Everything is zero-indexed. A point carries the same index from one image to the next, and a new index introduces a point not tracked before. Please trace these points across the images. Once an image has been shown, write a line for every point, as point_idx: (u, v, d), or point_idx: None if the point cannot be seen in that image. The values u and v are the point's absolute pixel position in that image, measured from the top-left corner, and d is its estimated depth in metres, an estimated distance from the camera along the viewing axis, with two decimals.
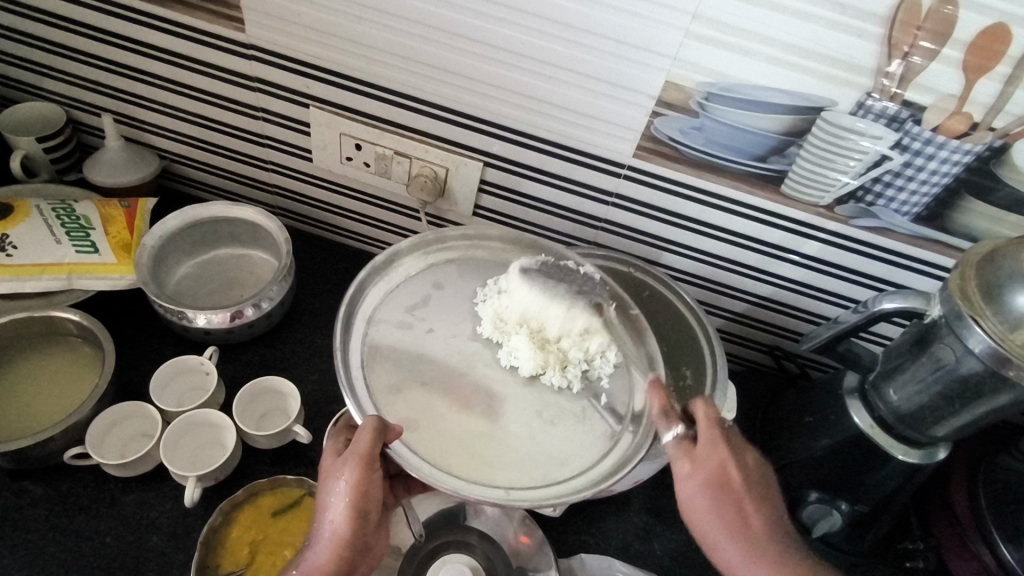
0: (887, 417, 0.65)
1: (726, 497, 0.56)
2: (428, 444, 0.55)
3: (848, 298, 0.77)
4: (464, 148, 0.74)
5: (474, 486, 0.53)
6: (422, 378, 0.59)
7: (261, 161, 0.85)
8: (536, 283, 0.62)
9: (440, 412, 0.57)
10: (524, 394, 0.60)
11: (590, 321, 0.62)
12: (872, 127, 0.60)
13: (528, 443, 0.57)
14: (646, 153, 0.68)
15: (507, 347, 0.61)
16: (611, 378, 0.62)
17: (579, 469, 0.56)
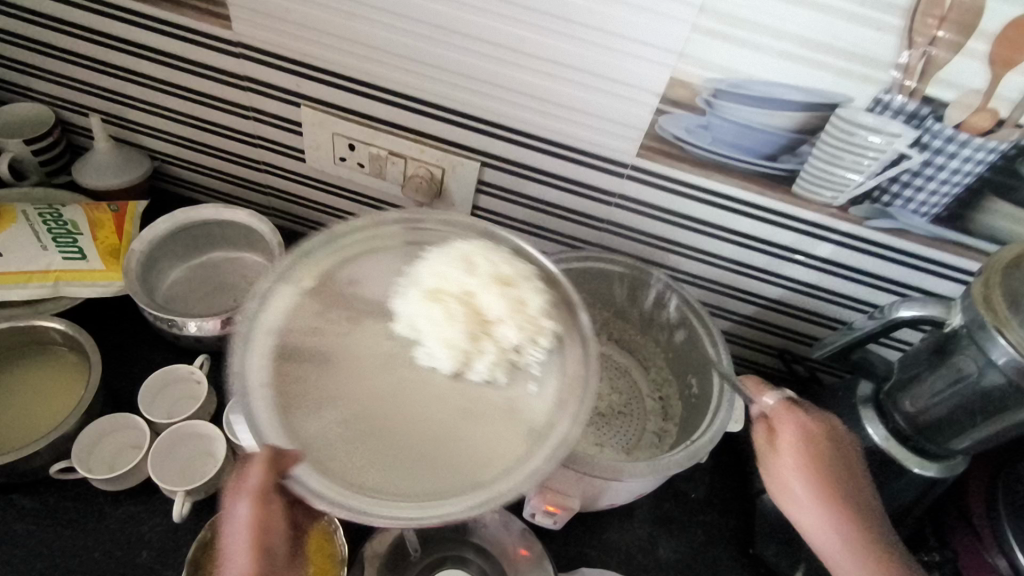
0: (904, 428, 0.61)
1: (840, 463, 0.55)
2: (332, 456, 0.47)
3: (862, 302, 0.74)
4: (461, 148, 0.71)
5: (381, 502, 0.45)
6: (331, 389, 0.50)
7: (254, 162, 0.82)
8: (445, 275, 0.56)
9: (350, 422, 0.49)
10: (447, 395, 0.52)
11: (509, 310, 0.54)
12: (889, 124, 0.56)
13: (449, 445, 0.49)
14: (650, 152, 0.65)
15: (424, 346, 0.53)
16: (544, 363, 0.54)
17: (507, 472, 0.48)
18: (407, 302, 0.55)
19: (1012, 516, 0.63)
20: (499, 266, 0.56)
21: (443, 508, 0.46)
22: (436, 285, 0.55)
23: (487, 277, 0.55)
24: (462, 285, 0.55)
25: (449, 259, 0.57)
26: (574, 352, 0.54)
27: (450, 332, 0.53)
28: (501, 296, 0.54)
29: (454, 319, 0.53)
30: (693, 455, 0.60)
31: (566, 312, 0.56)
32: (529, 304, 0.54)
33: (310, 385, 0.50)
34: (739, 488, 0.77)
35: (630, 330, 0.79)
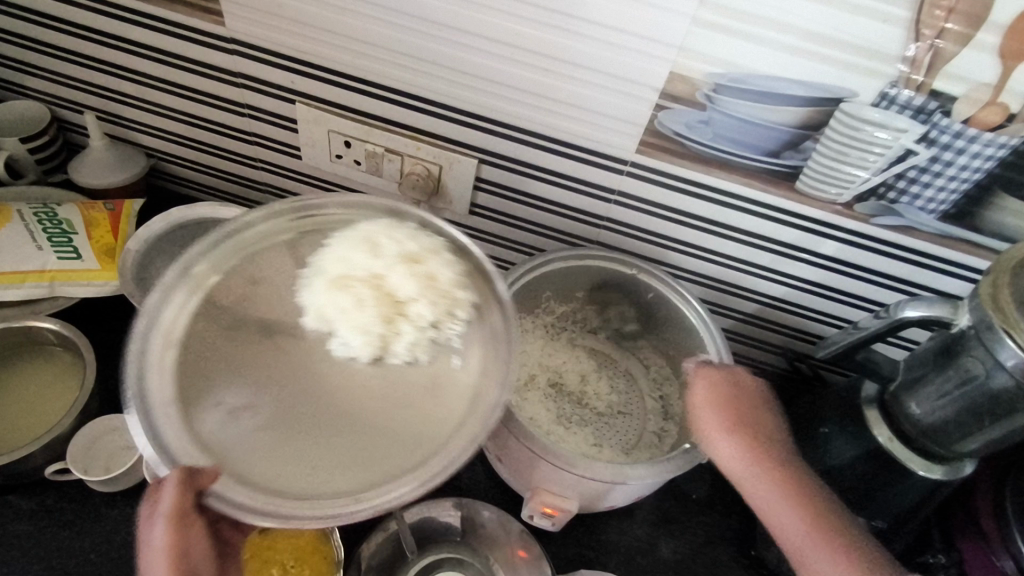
0: (910, 430, 0.60)
1: (742, 415, 0.59)
2: (248, 456, 0.46)
3: (868, 300, 0.72)
4: (458, 144, 0.70)
5: (311, 500, 0.45)
6: (242, 395, 0.49)
7: (251, 159, 0.81)
8: (348, 261, 0.54)
9: (266, 421, 0.48)
10: (367, 379, 0.51)
11: (419, 287, 0.53)
12: (895, 119, 0.55)
13: (369, 428, 0.49)
14: (650, 149, 0.63)
15: (338, 335, 0.52)
16: (466, 336, 0.54)
17: (429, 455, 0.48)
18: (313, 291, 0.53)
19: (1019, 517, 0.62)
20: (402, 243, 0.55)
21: (370, 498, 0.46)
22: (340, 271, 0.54)
23: (392, 256, 0.54)
24: (367, 269, 0.54)
25: (351, 242, 0.55)
26: (488, 322, 0.55)
27: (363, 319, 0.52)
28: (408, 272, 0.53)
29: (363, 304, 0.52)
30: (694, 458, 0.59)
31: (477, 282, 0.56)
32: (439, 279, 0.54)
33: (221, 397, 0.48)
34: None
35: (628, 327, 0.78)
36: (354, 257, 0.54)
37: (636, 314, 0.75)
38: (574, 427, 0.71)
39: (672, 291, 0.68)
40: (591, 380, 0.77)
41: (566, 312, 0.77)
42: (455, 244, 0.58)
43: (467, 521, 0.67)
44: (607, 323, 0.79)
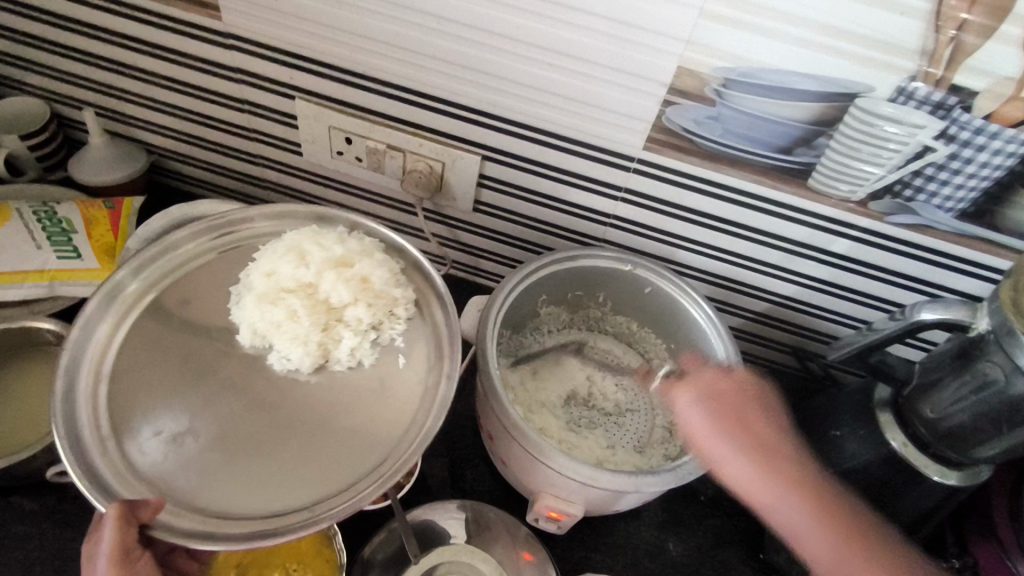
0: (924, 435, 0.59)
1: (730, 417, 0.56)
2: (195, 475, 0.48)
3: (883, 299, 0.70)
4: (460, 141, 0.69)
5: (265, 520, 0.47)
6: (183, 417, 0.50)
7: (251, 155, 0.80)
8: (277, 272, 0.56)
9: (208, 441, 0.49)
10: (313, 390, 0.54)
11: (352, 290, 0.56)
12: (913, 115, 0.53)
13: (318, 435, 0.51)
14: (658, 145, 0.62)
15: (276, 349, 0.54)
16: (407, 336, 0.58)
17: (374, 465, 0.50)
18: (242, 309, 0.55)
19: None
20: (330, 249, 0.58)
21: (318, 510, 0.48)
22: (269, 284, 0.56)
23: (320, 263, 0.57)
24: (296, 278, 0.56)
25: (276, 252, 0.58)
26: (425, 321, 0.59)
27: (299, 329, 0.54)
28: (337, 276, 0.56)
29: (297, 316, 0.55)
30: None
31: (406, 280, 0.60)
32: (372, 281, 0.57)
33: (161, 424, 0.49)
34: None
35: (627, 321, 0.76)
36: (283, 268, 0.56)
37: (638, 308, 0.74)
38: (582, 431, 0.69)
39: (680, 291, 0.67)
40: (594, 380, 0.75)
41: (560, 312, 0.75)
42: (389, 246, 0.62)
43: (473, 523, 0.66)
44: (608, 319, 0.77)
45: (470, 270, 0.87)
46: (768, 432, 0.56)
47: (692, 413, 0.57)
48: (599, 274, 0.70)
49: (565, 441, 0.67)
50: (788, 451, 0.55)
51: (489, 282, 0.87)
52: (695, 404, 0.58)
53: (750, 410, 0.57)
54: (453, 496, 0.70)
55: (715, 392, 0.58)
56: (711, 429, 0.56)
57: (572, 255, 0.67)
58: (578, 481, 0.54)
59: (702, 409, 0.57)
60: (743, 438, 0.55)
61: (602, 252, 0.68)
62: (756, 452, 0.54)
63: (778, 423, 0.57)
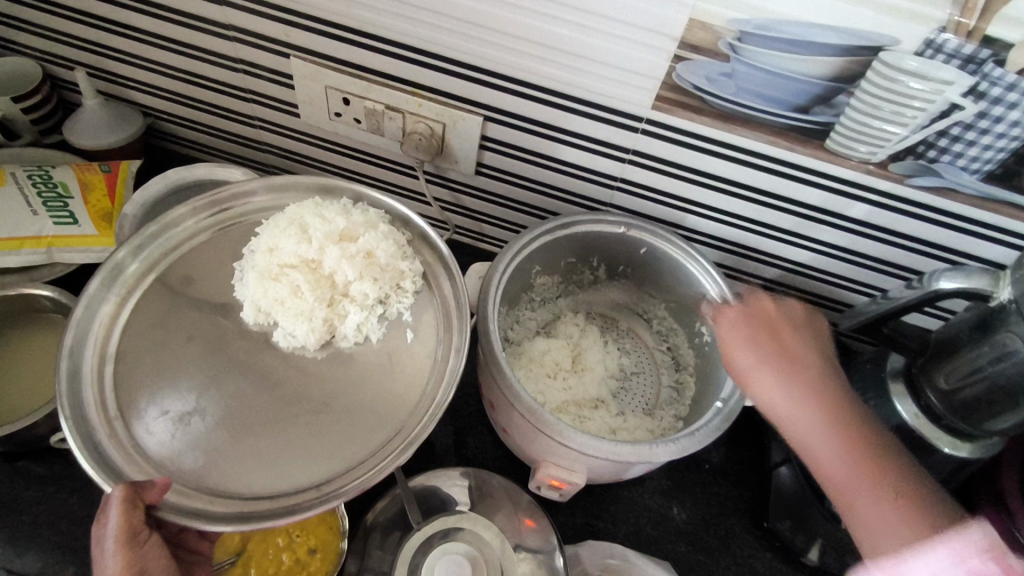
0: (936, 405, 0.57)
1: (767, 333, 0.56)
2: (203, 454, 0.47)
3: (903, 267, 0.68)
4: (461, 100, 0.66)
5: (274, 501, 0.46)
6: (191, 396, 0.49)
7: (249, 117, 0.78)
8: (278, 244, 0.55)
9: (216, 420, 0.49)
10: (324, 365, 0.54)
11: (358, 265, 0.55)
12: (940, 70, 0.49)
13: (324, 413, 0.51)
14: (667, 104, 0.59)
15: (282, 326, 0.54)
16: (415, 310, 0.57)
17: (384, 442, 0.50)
18: (247, 287, 0.54)
19: None
20: (332, 222, 0.56)
21: (328, 488, 0.47)
22: (271, 260, 0.55)
23: (322, 238, 0.55)
24: (298, 254, 0.55)
25: (286, 222, 0.56)
26: (427, 296, 0.58)
27: (300, 306, 0.53)
28: (341, 251, 0.55)
29: (301, 292, 0.54)
30: (732, 417, 0.56)
31: (413, 252, 0.59)
32: (377, 256, 0.56)
33: (170, 403, 0.48)
34: (752, 458, 0.74)
35: (629, 286, 0.73)
36: (288, 240, 0.55)
37: (640, 274, 0.71)
38: (589, 398, 0.67)
39: (687, 256, 0.64)
40: (595, 348, 0.72)
41: (554, 282, 0.72)
42: (399, 217, 0.61)
43: (476, 488, 0.65)
44: (604, 282, 0.74)
45: (474, 235, 0.85)
46: (827, 377, 0.53)
47: (741, 347, 0.56)
48: (604, 240, 0.67)
49: (573, 414, 0.64)
50: (843, 394, 0.52)
51: (493, 247, 0.85)
52: (745, 340, 0.56)
53: (807, 347, 0.55)
54: (457, 463, 0.70)
55: (771, 332, 0.56)
56: (752, 358, 0.55)
57: (578, 225, 0.65)
58: (600, 459, 0.53)
59: (757, 352, 0.55)
60: (806, 388, 0.52)
61: (608, 219, 0.65)
62: (809, 402, 0.51)
63: (838, 369, 0.55)
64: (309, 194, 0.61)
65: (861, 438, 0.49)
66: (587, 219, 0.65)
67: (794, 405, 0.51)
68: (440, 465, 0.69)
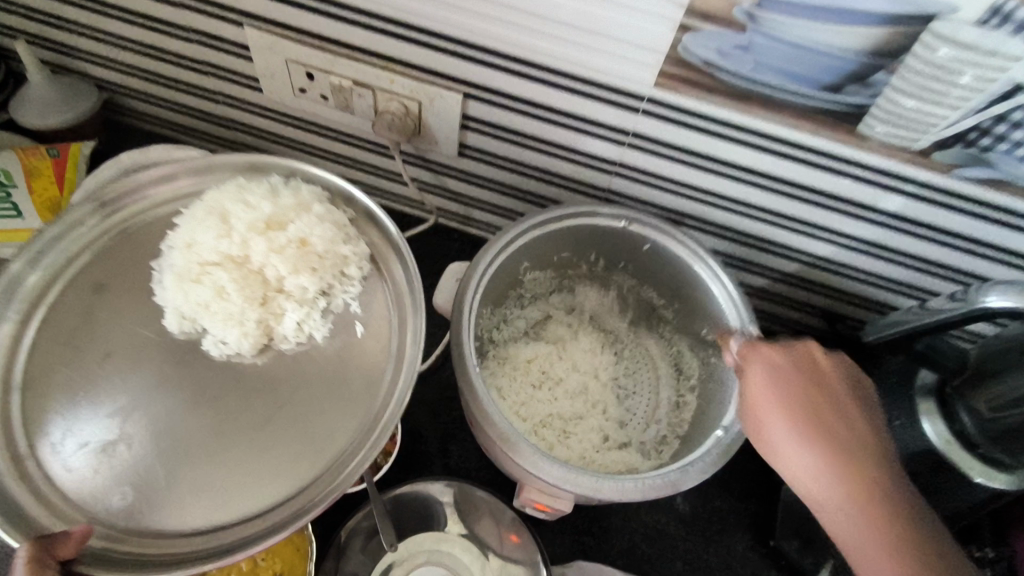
0: (974, 435, 0.50)
1: (804, 384, 0.48)
2: (131, 487, 0.42)
3: (940, 266, 0.59)
4: (438, 75, 0.58)
5: (221, 535, 0.42)
6: (113, 422, 0.44)
7: (210, 92, 0.71)
8: (202, 236, 0.49)
9: (143, 446, 0.43)
10: (263, 369, 0.48)
11: (290, 255, 0.49)
12: (1006, 44, 0.40)
13: (268, 428, 0.46)
14: (672, 81, 0.50)
15: (209, 333, 0.48)
16: (363, 300, 0.51)
17: (336, 458, 0.45)
18: (164, 291, 0.48)
19: None
20: (256, 208, 0.50)
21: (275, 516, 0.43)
22: (190, 259, 0.49)
23: (245, 229, 0.49)
24: (219, 251, 0.49)
25: (205, 209, 0.50)
26: (379, 286, 0.52)
27: (229, 308, 0.47)
28: (266, 243, 0.49)
29: (226, 293, 0.48)
30: (729, 452, 0.50)
31: (357, 233, 0.52)
32: (312, 247, 0.49)
33: (89, 434, 0.43)
34: (760, 469, 0.68)
35: (628, 281, 0.65)
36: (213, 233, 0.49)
37: (640, 269, 0.63)
38: (573, 413, 0.62)
39: (688, 252, 0.58)
40: (585, 356, 0.66)
41: (547, 277, 0.65)
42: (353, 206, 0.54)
43: (459, 501, 0.63)
44: (604, 278, 0.66)
45: (460, 220, 0.78)
46: (850, 431, 0.47)
47: (763, 390, 0.48)
48: (598, 235, 0.60)
49: (555, 430, 0.60)
50: (865, 448, 0.46)
51: (482, 233, 0.78)
52: (768, 386, 0.48)
53: (833, 398, 0.48)
54: (439, 474, 0.65)
55: (802, 378, 0.48)
56: (774, 412, 0.47)
57: (569, 218, 0.58)
58: (581, 493, 0.47)
59: (781, 402, 0.47)
60: (829, 445, 0.45)
61: (604, 212, 0.58)
62: (831, 460, 0.45)
63: (865, 417, 0.48)
64: None
65: (878, 493, 0.43)
66: (579, 212, 0.58)
67: (814, 461, 0.45)
68: (420, 477, 0.65)
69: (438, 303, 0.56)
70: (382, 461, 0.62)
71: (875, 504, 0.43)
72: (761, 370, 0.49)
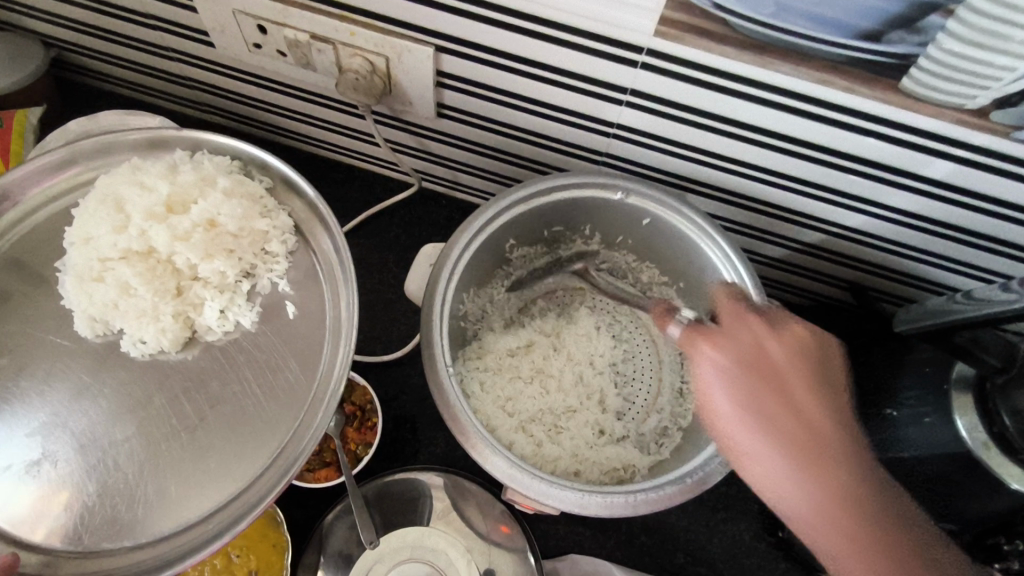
0: (1014, 435, 0.43)
1: (759, 371, 0.40)
2: (65, 507, 0.40)
3: (987, 238, 0.51)
4: (403, 25, 0.49)
5: (173, 542, 0.40)
6: (34, 441, 0.41)
7: (160, 47, 0.63)
8: (94, 230, 0.45)
9: (71, 462, 0.41)
10: (192, 362, 0.45)
11: (198, 241, 0.45)
12: None
13: (200, 427, 0.43)
14: (675, 29, 0.41)
15: (126, 333, 0.44)
16: (291, 278, 0.48)
17: (273, 455, 0.42)
18: (67, 294, 0.45)
19: None
20: (153, 188, 0.46)
21: (227, 512, 0.41)
22: (88, 255, 0.45)
23: (141, 215, 0.45)
24: (119, 242, 0.45)
25: (91, 198, 0.46)
26: (303, 258, 0.49)
27: (142, 303, 0.44)
28: (168, 230, 0.45)
29: (132, 289, 0.44)
30: None
31: (276, 205, 0.49)
32: (220, 226, 0.46)
33: (9, 456, 0.41)
34: None
35: (625, 254, 0.59)
36: (103, 224, 0.45)
37: (638, 241, 0.57)
38: (567, 405, 0.58)
39: (693, 229, 0.51)
40: (580, 341, 0.61)
41: (536, 252, 0.59)
42: (286, 178, 0.50)
43: (448, 493, 0.60)
44: (602, 251, 0.60)
45: (447, 184, 0.71)
46: (819, 423, 0.39)
47: (715, 385, 0.40)
48: (590, 207, 0.53)
49: (546, 426, 0.56)
50: (835, 438, 0.39)
51: (470, 197, 0.72)
52: (720, 380, 0.40)
53: (800, 380, 0.41)
54: (424, 463, 0.62)
55: (756, 371, 0.40)
56: (730, 409, 0.40)
57: (558, 191, 0.51)
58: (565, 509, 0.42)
59: (740, 402, 0.39)
60: (797, 450, 0.38)
61: (596, 183, 0.51)
62: (804, 467, 0.38)
63: (835, 403, 0.40)
64: (207, 168, 0.48)
65: (853, 498, 0.37)
66: (568, 185, 0.51)
67: (793, 473, 0.38)
68: (404, 466, 0.62)
69: (411, 291, 0.51)
70: (361, 453, 0.59)
71: (856, 502, 0.37)
72: (711, 360, 0.41)
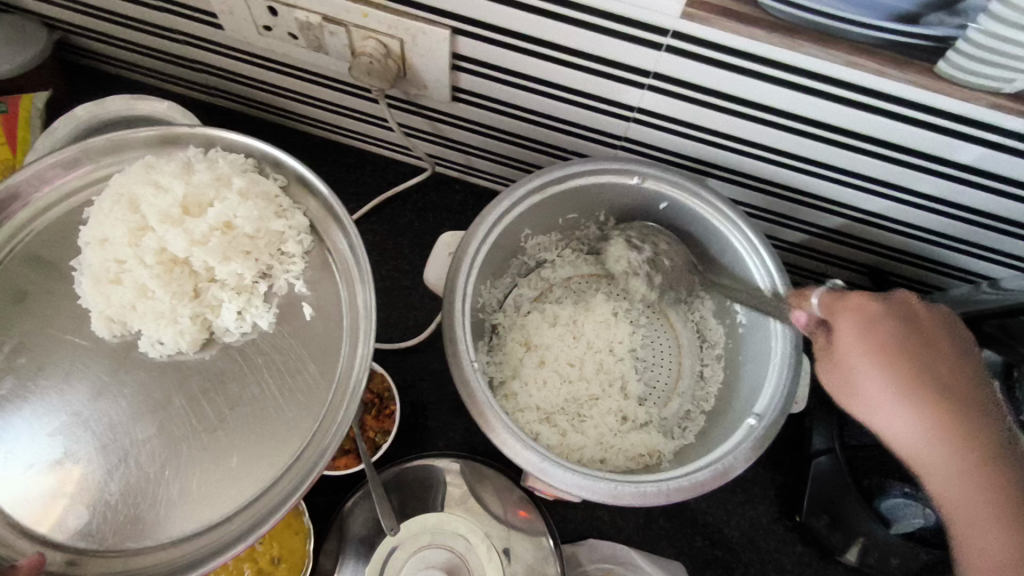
0: None
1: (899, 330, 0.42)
2: (88, 508, 0.41)
3: (1014, 222, 0.50)
4: (419, 7, 0.48)
5: (198, 541, 0.40)
6: (57, 440, 0.41)
7: (167, 30, 0.62)
8: (110, 232, 0.45)
9: (93, 465, 0.41)
10: (211, 362, 0.45)
11: (215, 245, 0.45)
12: None
13: (220, 429, 0.43)
14: (703, 11, 0.40)
15: (144, 334, 0.44)
16: (308, 277, 0.47)
17: (296, 452, 0.42)
18: (85, 295, 0.45)
19: None
20: (168, 189, 0.45)
21: (251, 511, 0.41)
22: (105, 257, 0.44)
23: (156, 217, 0.45)
24: (135, 244, 0.44)
25: (106, 199, 0.46)
26: (319, 259, 0.48)
27: (161, 305, 0.44)
28: (184, 233, 0.44)
29: (150, 291, 0.44)
30: (766, 442, 0.45)
31: (291, 203, 0.48)
32: (236, 228, 0.45)
33: (32, 455, 0.41)
34: (787, 436, 0.64)
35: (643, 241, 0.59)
36: (120, 224, 0.44)
37: (657, 229, 0.56)
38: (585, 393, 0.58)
39: (716, 216, 0.50)
40: (599, 327, 0.60)
41: (551, 241, 0.58)
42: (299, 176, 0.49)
43: (467, 479, 0.60)
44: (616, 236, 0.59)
45: (460, 168, 0.70)
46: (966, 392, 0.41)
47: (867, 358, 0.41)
48: (610, 193, 0.52)
49: (569, 416, 0.56)
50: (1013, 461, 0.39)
51: (485, 181, 0.71)
52: (872, 349, 0.41)
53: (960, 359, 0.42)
54: (442, 449, 0.62)
55: (909, 332, 0.42)
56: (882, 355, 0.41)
57: (578, 178, 0.50)
58: (596, 499, 0.42)
59: (894, 378, 0.40)
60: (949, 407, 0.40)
61: (617, 169, 0.50)
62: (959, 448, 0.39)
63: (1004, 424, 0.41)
64: (222, 160, 0.47)
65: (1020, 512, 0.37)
66: (588, 172, 0.50)
67: (915, 420, 0.40)
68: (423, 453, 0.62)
69: (431, 281, 0.51)
70: (380, 441, 0.59)
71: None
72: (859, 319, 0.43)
